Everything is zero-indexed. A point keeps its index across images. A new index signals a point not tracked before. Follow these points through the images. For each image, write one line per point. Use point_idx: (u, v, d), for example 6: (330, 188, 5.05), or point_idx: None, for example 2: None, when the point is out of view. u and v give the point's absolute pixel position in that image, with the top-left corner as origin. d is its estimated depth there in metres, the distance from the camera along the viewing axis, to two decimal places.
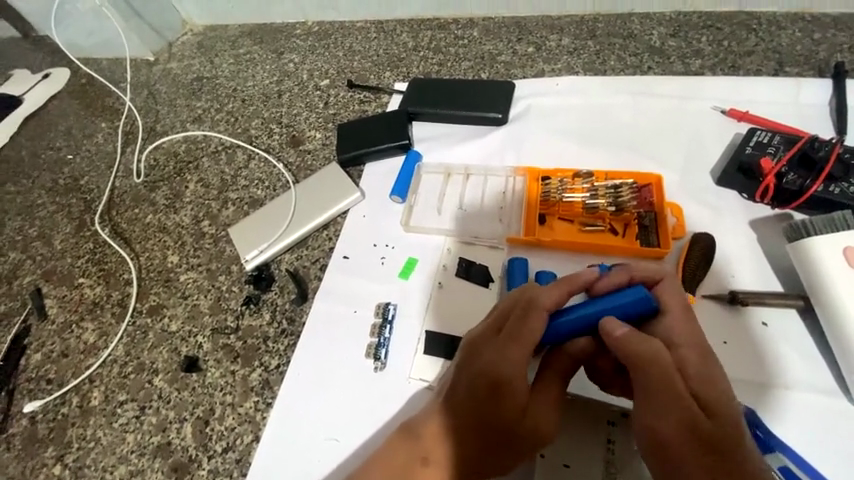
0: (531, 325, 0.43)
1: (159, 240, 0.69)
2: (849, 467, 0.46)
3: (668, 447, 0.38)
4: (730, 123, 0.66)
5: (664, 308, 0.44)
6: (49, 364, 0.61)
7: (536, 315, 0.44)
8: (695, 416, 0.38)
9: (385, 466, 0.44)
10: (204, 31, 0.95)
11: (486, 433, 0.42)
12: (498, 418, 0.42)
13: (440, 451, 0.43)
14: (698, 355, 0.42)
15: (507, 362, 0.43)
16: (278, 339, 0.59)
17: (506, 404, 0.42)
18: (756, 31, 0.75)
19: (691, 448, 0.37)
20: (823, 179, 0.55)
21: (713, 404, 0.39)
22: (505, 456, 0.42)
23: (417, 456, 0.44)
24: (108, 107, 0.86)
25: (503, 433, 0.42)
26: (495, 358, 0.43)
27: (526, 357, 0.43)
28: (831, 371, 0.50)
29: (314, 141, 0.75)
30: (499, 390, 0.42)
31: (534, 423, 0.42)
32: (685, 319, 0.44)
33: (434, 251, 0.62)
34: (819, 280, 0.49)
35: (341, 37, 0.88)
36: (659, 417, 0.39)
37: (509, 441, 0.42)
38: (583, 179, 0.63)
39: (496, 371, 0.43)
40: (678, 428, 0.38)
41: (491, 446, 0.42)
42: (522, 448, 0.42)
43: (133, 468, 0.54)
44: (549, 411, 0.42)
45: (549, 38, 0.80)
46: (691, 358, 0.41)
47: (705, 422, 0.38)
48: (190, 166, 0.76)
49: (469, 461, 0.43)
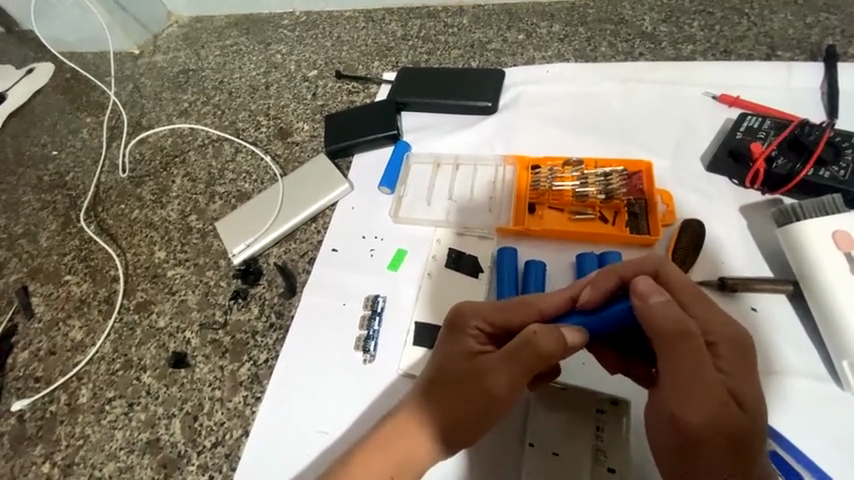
0: (513, 309, 0.45)
1: (146, 236, 0.69)
2: (840, 451, 0.45)
3: (692, 436, 0.38)
4: (721, 108, 0.65)
5: (681, 300, 0.41)
6: (37, 362, 0.61)
7: (525, 304, 0.46)
8: (726, 409, 0.38)
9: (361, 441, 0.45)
10: (190, 23, 0.94)
11: (440, 379, 0.45)
12: (454, 367, 0.44)
13: (407, 410, 0.45)
14: (734, 350, 0.40)
15: (468, 315, 0.46)
16: (267, 333, 0.59)
17: (462, 353, 0.45)
18: (748, 16, 0.74)
19: (718, 448, 0.37)
20: (813, 163, 0.55)
21: (746, 398, 0.39)
22: (457, 403, 0.43)
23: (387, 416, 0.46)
24: (94, 102, 0.85)
25: (457, 383, 0.44)
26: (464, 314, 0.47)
27: (489, 316, 0.46)
28: (821, 356, 0.49)
29: (302, 133, 0.74)
30: (459, 339, 0.46)
31: (485, 379, 0.43)
32: (704, 310, 0.41)
33: (423, 242, 0.62)
34: (809, 266, 0.49)
35: (329, 27, 0.87)
36: (686, 406, 0.38)
37: (462, 392, 0.43)
38: (573, 167, 0.63)
39: (461, 325, 0.46)
40: (706, 429, 0.37)
41: (447, 398, 0.44)
42: (473, 399, 0.43)
43: (122, 465, 0.53)
44: (504, 371, 0.43)
45: (539, 25, 0.79)
46: (729, 354, 0.39)
47: (735, 415, 0.38)
48: (176, 160, 0.75)
49: (433, 419, 0.44)
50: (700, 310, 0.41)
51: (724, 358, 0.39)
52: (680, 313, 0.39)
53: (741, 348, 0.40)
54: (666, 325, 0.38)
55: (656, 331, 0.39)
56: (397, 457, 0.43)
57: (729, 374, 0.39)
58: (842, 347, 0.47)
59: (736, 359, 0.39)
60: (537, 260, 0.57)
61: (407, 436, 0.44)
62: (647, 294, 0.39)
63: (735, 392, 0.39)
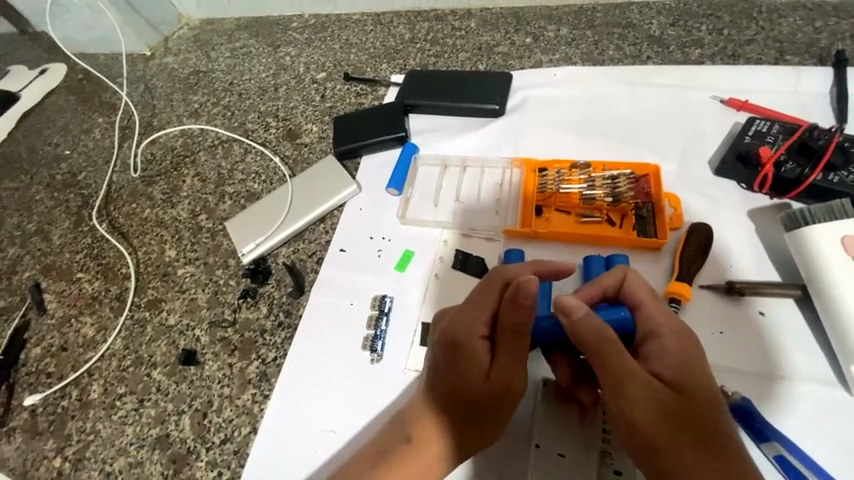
0: (483, 297, 0.46)
1: (157, 234, 0.69)
2: (848, 456, 0.45)
3: (648, 430, 0.39)
4: (729, 113, 0.66)
5: (641, 300, 0.45)
6: (49, 358, 0.62)
7: (493, 287, 0.46)
8: (673, 401, 0.40)
9: (374, 457, 0.46)
10: (200, 25, 0.95)
11: (456, 398, 0.45)
12: (486, 388, 0.44)
13: (423, 428, 0.45)
14: (678, 340, 0.43)
15: (464, 324, 0.46)
16: (275, 332, 0.59)
17: (473, 369, 0.44)
18: (756, 20, 0.74)
19: (682, 448, 0.38)
20: (822, 168, 0.55)
21: (694, 389, 0.40)
22: (483, 413, 0.45)
23: (402, 436, 0.46)
24: (106, 103, 0.86)
25: (478, 398, 0.44)
26: (462, 332, 0.45)
27: (481, 318, 0.46)
28: (829, 360, 0.49)
29: (311, 135, 0.75)
30: (471, 358, 0.44)
31: (507, 383, 0.44)
32: (660, 307, 0.45)
33: (431, 244, 0.62)
34: (819, 271, 0.49)
35: (338, 30, 0.88)
36: (635, 400, 0.40)
37: (484, 405, 0.45)
38: (581, 170, 0.63)
39: (458, 344, 0.45)
40: (657, 422, 0.39)
41: (469, 412, 0.45)
42: (507, 404, 0.45)
43: (133, 460, 0.54)
44: (521, 367, 0.45)
45: (547, 28, 0.80)
46: (672, 348, 0.42)
47: (685, 404, 0.40)
48: (187, 160, 0.76)
49: (461, 434, 0.45)
50: (653, 307, 0.45)
51: (669, 350, 0.42)
52: (599, 326, 0.41)
53: (689, 344, 0.43)
54: (588, 338, 0.41)
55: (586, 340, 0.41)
56: (425, 472, 0.44)
57: (669, 367, 0.41)
58: (848, 352, 0.47)
59: (689, 360, 0.42)
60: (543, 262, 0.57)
61: (427, 441, 0.45)
62: (569, 310, 0.42)
63: (695, 388, 0.40)
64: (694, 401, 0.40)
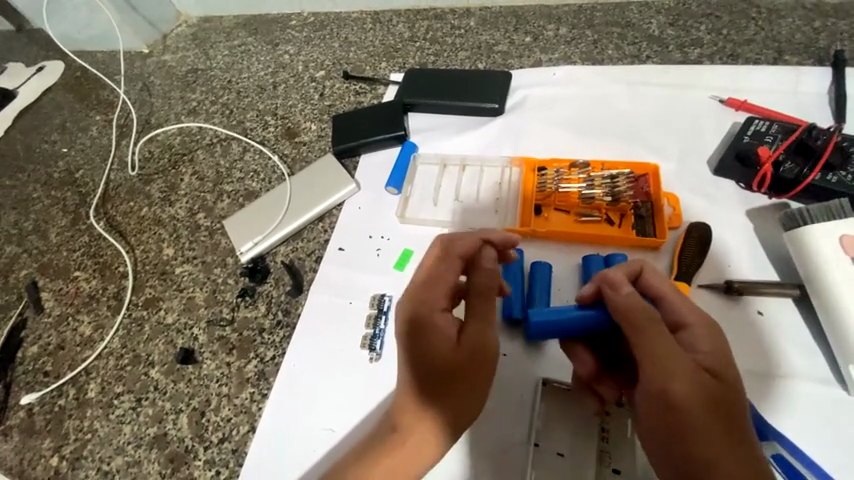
0: (439, 274, 0.44)
1: (154, 233, 0.69)
2: (847, 455, 0.45)
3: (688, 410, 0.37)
4: (728, 113, 0.66)
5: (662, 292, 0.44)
6: (46, 357, 0.62)
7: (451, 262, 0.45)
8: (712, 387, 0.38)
9: (364, 449, 0.43)
10: (199, 23, 0.95)
11: (433, 377, 0.42)
12: (456, 356, 0.42)
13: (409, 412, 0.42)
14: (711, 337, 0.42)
15: (422, 300, 0.43)
16: (274, 331, 0.59)
17: (444, 343, 0.42)
18: (755, 20, 0.74)
19: (718, 432, 0.37)
20: (820, 168, 0.55)
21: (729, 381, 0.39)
22: (464, 386, 0.42)
23: (389, 425, 0.43)
24: (103, 101, 0.86)
25: (456, 372, 0.42)
26: (423, 305, 0.43)
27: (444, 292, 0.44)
28: (827, 360, 0.49)
29: (310, 133, 0.75)
30: (438, 332, 0.42)
31: (481, 349, 0.43)
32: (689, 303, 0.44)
33: (430, 243, 0.62)
34: (818, 270, 0.49)
35: (337, 28, 0.88)
36: (676, 379, 0.38)
37: (462, 379, 0.42)
38: (579, 170, 0.63)
39: (425, 322, 0.42)
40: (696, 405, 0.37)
41: (449, 390, 0.42)
42: (484, 370, 0.43)
43: (130, 459, 0.54)
44: (490, 329, 0.43)
45: (546, 27, 0.80)
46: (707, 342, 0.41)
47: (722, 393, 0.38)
48: (185, 158, 0.76)
49: (446, 413, 0.42)
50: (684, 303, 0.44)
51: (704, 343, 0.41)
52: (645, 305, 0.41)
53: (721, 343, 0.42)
54: (632, 310, 0.41)
55: (630, 315, 0.41)
56: (417, 455, 0.42)
57: (706, 357, 0.40)
58: (847, 352, 0.47)
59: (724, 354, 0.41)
60: (543, 262, 0.57)
61: (413, 428, 0.42)
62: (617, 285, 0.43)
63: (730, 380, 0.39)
64: (729, 391, 0.39)
